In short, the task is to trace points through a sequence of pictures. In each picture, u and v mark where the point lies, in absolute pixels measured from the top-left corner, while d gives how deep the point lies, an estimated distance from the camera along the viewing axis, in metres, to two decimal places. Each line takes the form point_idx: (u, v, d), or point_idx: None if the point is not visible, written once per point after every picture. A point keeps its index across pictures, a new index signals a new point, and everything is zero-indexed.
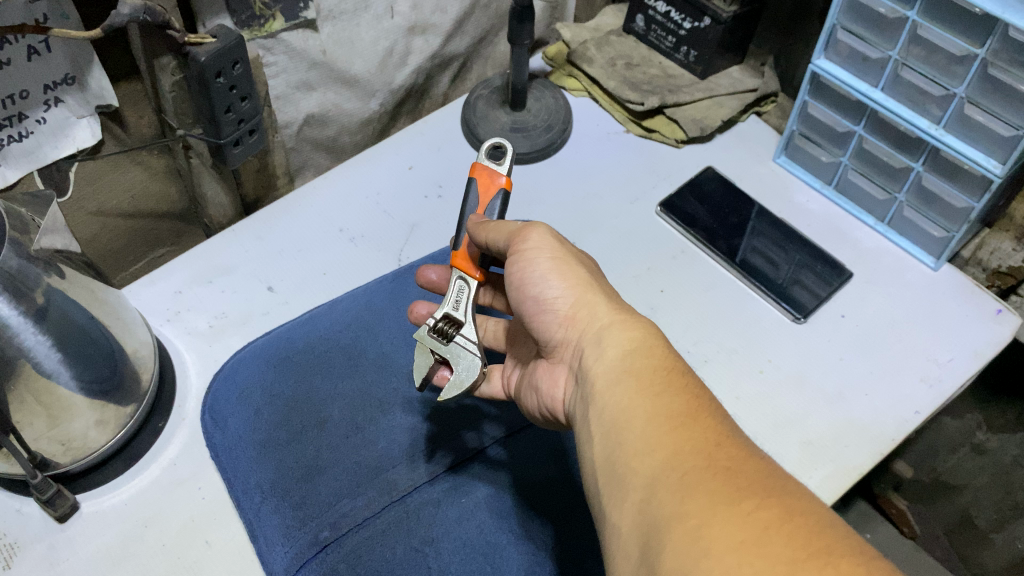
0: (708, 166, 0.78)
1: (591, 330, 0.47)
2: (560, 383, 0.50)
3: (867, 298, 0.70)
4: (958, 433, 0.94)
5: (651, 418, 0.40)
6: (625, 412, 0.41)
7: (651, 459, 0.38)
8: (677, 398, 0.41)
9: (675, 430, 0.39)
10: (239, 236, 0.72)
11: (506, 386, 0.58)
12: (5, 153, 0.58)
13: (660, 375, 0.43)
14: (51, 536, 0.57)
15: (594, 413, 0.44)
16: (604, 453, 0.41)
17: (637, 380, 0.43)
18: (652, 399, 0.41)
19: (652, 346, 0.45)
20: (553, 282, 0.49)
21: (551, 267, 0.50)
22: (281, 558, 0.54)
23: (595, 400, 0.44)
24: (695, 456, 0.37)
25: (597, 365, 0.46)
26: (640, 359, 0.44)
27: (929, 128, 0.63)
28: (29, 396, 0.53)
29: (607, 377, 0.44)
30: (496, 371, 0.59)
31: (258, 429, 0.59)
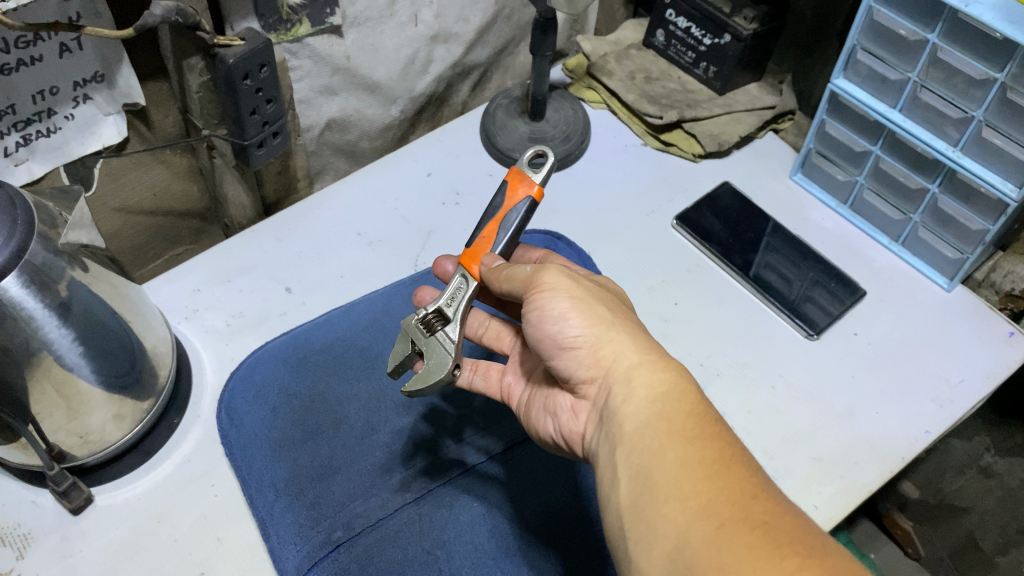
0: (725, 181, 0.78)
1: (617, 370, 0.47)
2: (581, 417, 0.50)
3: (880, 317, 0.70)
4: (965, 455, 0.97)
5: (682, 464, 0.41)
6: (654, 455, 0.42)
7: (684, 509, 0.39)
8: (708, 445, 0.42)
9: (708, 477, 0.40)
10: (259, 237, 0.72)
11: (504, 392, 0.58)
12: (33, 148, 0.59)
13: (690, 420, 0.43)
14: (64, 528, 0.58)
15: (619, 453, 0.44)
16: (630, 496, 0.42)
17: (666, 423, 0.43)
18: (683, 445, 0.42)
19: (680, 389, 0.45)
20: (573, 321, 0.48)
21: (569, 306, 0.48)
22: (294, 557, 0.54)
23: (622, 442, 0.44)
24: (730, 507, 0.39)
25: (622, 407, 0.45)
26: (667, 402, 0.44)
27: (946, 150, 0.64)
28: (50, 387, 0.54)
29: (634, 419, 0.45)
30: (494, 369, 0.59)
31: (274, 428, 0.59)
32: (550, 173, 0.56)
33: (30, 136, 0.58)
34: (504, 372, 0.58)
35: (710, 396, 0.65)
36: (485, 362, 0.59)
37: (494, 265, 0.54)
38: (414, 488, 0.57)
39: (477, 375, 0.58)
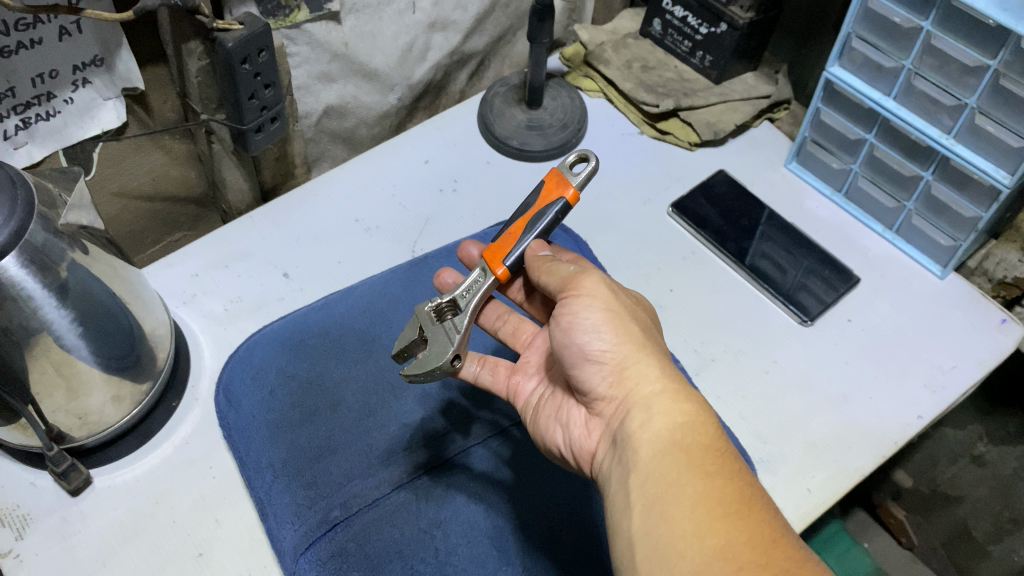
0: (720, 170, 0.79)
1: (638, 395, 0.47)
2: (593, 436, 0.51)
3: (873, 304, 0.71)
4: (958, 444, 0.97)
5: (699, 499, 0.41)
6: (671, 487, 0.42)
7: (701, 546, 0.39)
8: (727, 483, 0.42)
9: (727, 515, 0.40)
10: (258, 223, 0.73)
11: (511, 390, 0.58)
12: (32, 131, 0.60)
13: (710, 454, 0.43)
14: (63, 509, 0.59)
15: (634, 481, 0.44)
16: (644, 527, 0.42)
17: (686, 455, 0.43)
18: (701, 479, 0.42)
19: (699, 421, 0.45)
20: (603, 335, 0.49)
21: (603, 319, 0.49)
22: (291, 536, 0.54)
23: (636, 469, 0.44)
24: (749, 551, 0.39)
25: (639, 430, 0.46)
26: (688, 434, 0.45)
27: (939, 137, 0.64)
28: (50, 367, 0.54)
29: (651, 447, 0.45)
30: (502, 366, 0.58)
31: (272, 409, 0.60)
32: (589, 177, 0.54)
33: (29, 119, 0.59)
34: (513, 372, 0.58)
35: (705, 381, 0.66)
36: (493, 358, 0.59)
37: (541, 253, 0.54)
38: (411, 469, 0.57)
39: (483, 370, 0.58)
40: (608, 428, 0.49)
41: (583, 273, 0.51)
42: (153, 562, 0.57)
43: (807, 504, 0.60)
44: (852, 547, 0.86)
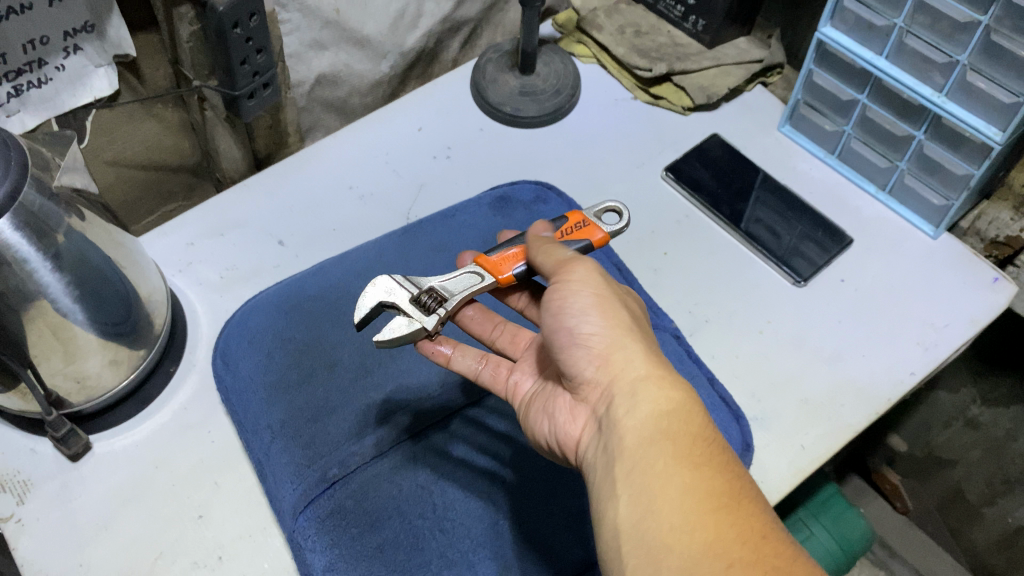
0: (714, 133, 0.79)
1: (623, 380, 0.46)
2: (578, 423, 0.49)
3: (866, 264, 0.71)
4: (952, 407, 0.96)
5: (688, 493, 0.41)
6: (659, 479, 0.41)
7: (692, 541, 0.39)
8: (715, 475, 0.42)
9: (717, 507, 0.40)
10: (252, 191, 0.73)
11: (509, 390, 0.56)
12: (24, 99, 0.59)
13: (698, 444, 0.43)
14: (64, 475, 0.59)
15: (620, 471, 0.43)
16: (632, 519, 0.41)
17: (674, 445, 0.43)
18: (689, 471, 0.42)
19: (687, 410, 0.44)
20: (591, 318, 0.48)
21: (590, 304, 0.48)
22: (291, 495, 0.55)
23: (622, 457, 0.44)
24: (740, 547, 0.38)
25: (625, 417, 0.45)
26: (675, 421, 0.44)
27: (931, 95, 0.65)
28: (46, 331, 0.55)
29: (637, 435, 0.44)
30: (503, 366, 0.57)
31: (269, 371, 0.60)
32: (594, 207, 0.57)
33: (21, 87, 0.59)
34: (513, 370, 0.57)
35: (700, 341, 0.66)
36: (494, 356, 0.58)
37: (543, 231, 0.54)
38: (409, 427, 0.58)
39: (485, 367, 0.57)
40: (594, 416, 0.48)
41: (575, 263, 0.50)
42: (153, 525, 0.57)
43: (800, 461, 0.60)
44: (847, 509, 0.85)
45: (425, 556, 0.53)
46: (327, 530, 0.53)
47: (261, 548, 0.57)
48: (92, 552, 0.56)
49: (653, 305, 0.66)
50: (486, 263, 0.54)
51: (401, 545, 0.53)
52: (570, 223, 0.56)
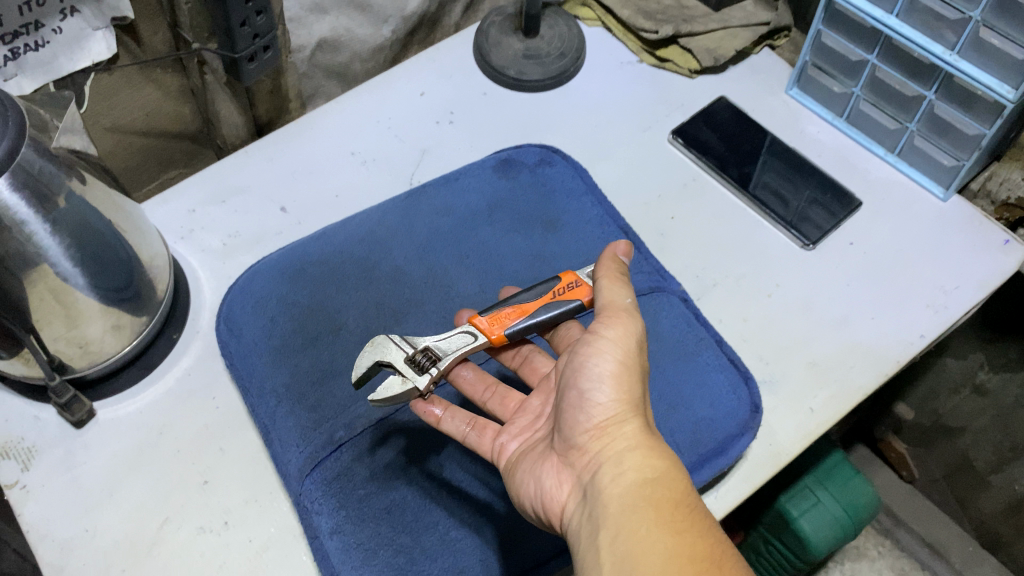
0: (721, 96, 0.77)
1: (613, 449, 0.47)
2: (564, 488, 0.49)
3: (876, 227, 0.70)
4: (959, 374, 0.95)
5: (671, 557, 0.41)
6: (642, 543, 0.42)
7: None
8: (697, 540, 0.42)
9: (694, 568, 0.40)
10: (254, 157, 0.72)
11: (494, 453, 0.53)
12: (21, 63, 0.58)
13: (680, 510, 0.43)
14: (68, 441, 0.59)
15: (603, 537, 0.43)
16: None
17: (656, 511, 0.43)
18: (672, 535, 0.42)
19: (672, 479, 0.45)
20: (606, 386, 0.48)
21: (609, 372, 0.48)
22: (297, 458, 0.55)
23: (608, 522, 0.44)
24: None
25: (614, 484, 0.45)
26: (658, 489, 0.44)
27: (942, 54, 0.63)
28: (48, 295, 0.54)
29: (621, 501, 0.44)
30: (489, 427, 0.54)
31: (274, 336, 0.59)
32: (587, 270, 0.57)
33: (18, 49, 0.57)
34: (500, 433, 0.54)
35: (707, 305, 0.65)
36: (482, 419, 0.54)
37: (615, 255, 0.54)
38: None
39: (472, 430, 0.54)
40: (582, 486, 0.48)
41: (621, 315, 0.50)
42: (159, 490, 0.57)
43: (809, 424, 0.60)
44: (854, 477, 0.85)
45: (433, 518, 0.53)
46: (334, 493, 0.53)
47: (268, 512, 0.56)
48: (98, 518, 0.56)
49: (661, 268, 0.65)
50: (480, 324, 0.53)
51: (409, 507, 0.53)
52: (562, 283, 0.55)
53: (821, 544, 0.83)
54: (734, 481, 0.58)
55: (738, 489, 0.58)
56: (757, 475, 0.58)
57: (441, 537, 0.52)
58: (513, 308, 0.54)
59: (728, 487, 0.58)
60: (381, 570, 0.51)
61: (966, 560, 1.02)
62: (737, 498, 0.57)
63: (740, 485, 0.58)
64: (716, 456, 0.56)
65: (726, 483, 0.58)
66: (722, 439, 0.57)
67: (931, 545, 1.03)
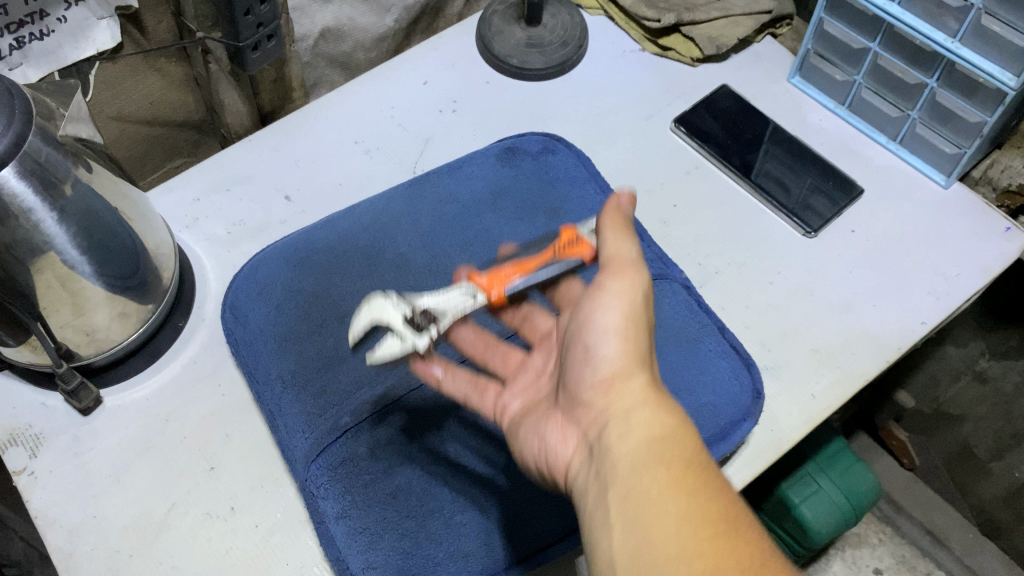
0: (723, 84, 0.78)
1: (619, 405, 0.45)
2: (569, 445, 0.48)
3: (878, 215, 0.70)
4: (960, 361, 0.95)
5: (683, 521, 0.39)
6: (654, 507, 0.40)
7: (688, 571, 0.38)
8: (712, 503, 0.40)
9: (710, 529, 0.39)
10: (257, 146, 0.72)
11: (497, 412, 0.54)
12: (27, 51, 0.59)
13: (692, 470, 0.41)
14: (75, 428, 0.59)
15: (612, 499, 0.42)
16: (627, 550, 0.40)
17: (668, 471, 0.41)
18: (685, 498, 0.40)
19: (682, 435, 0.43)
20: (611, 341, 0.47)
21: (614, 325, 0.47)
22: (303, 444, 0.55)
23: (616, 483, 0.42)
24: None
25: (620, 441, 0.44)
26: (669, 447, 0.42)
27: (944, 41, 0.64)
28: (56, 282, 0.54)
29: (630, 460, 0.43)
30: (489, 388, 0.55)
31: (279, 323, 0.60)
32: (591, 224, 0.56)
33: (23, 38, 0.58)
34: (501, 393, 0.54)
35: (709, 292, 0.66)
36: (483, 379, 0.55)
37: (619, 206, 0.52)
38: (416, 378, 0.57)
39: (472, 392, 0.54)
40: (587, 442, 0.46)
41: (627, 270, 0.49)
42: (166, 476, 0.57)
43: (810, 410, 0.60)
44: (856, 463, 0.86)
45: (438, 502, 0.53)
46: (339, 478, 0.54)
47: (274, 498, 0.57)
48: (106, 504, 0.56)
49: (664, 256, 0.65)
50: (480, 281, 0.53)
51: (414, 492, 0.53)
52: (563, 239, 0.55)
53: (822, 529, 0.84)
54: (736, 466, 0.58)
55: (740, 474, 0.58)
56: (759, 460, 0.59)
57: (446, 521, 0.52)
58: (515, 268, 0.53)
59: (730, 472, 0.58)
60: (387, 554, 0.52)
61: (966, 546, 1.03)
62: (739, 483, 0.58)
63: (742, 470, 0.58)
64: (717, 442, 0.57)
65: (729, 467, 0.58)
66: (724, 424, 0.57)
67: (932, 532, 1.04)
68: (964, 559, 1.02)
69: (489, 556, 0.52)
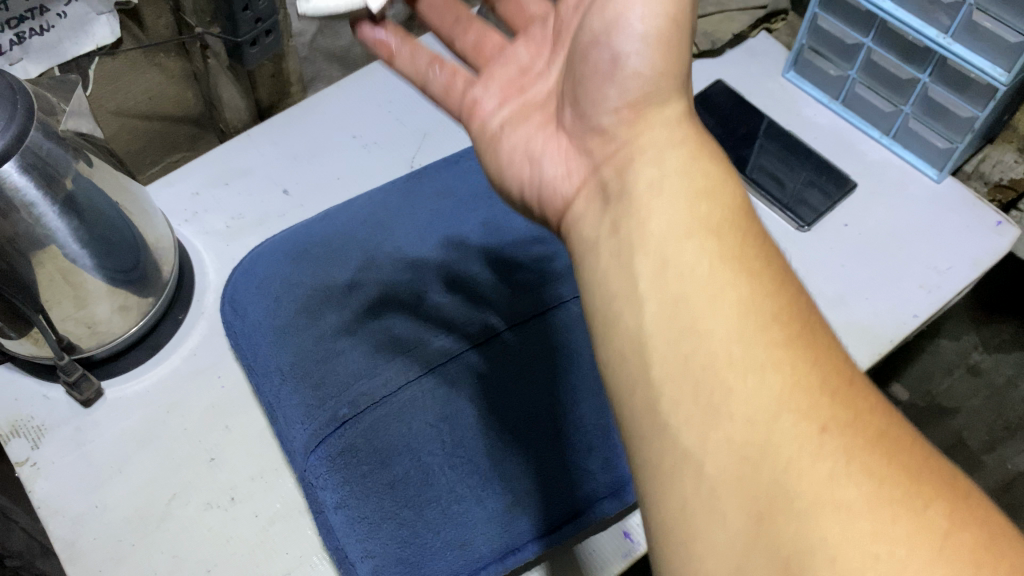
0: (718, 80, 0.78)
1: (648, 159, 0.43)
2: (574, 179, 0.47)
3: (871, 209, 0.71)
4: (954, 353, 0.98)
5: (743, 303, 0.35)
6: (706, 283, 0.36)
7: (742, 351, 0.34)
8: (773, 285, 0.36)
9: (774, 330, 0.34)
10: (256, 140, 0.73)
11: (465, 108, 0.53)
12: (27, 46, 0.59)
13: (746, 246, 0.37)
14: (77, 419, 0.60)
15: (641, 254, 0.39)
16: (663, 324, 0.36)
17: (717, 242, 0.37)
18: (742, 277, 0.36)
19: (727, 204, 0.40)
20: (640, 51, 0.44)
21: (651, 41, 0.44)
22: (302, 435, 0.56)
23: (646, 239, 0.39)
24: (809, 377, 0.33)
25: (647, 191, 0.41)
26: (716, 219, 0.39)
27: (936, 37, 0.64)
28: (57, 275, 0.55)
29: (666, 223, 0.39)
30: (459, 77, 0.53)
31: (278, 315, 0.60)
32: None
33: (23, 33, 0.58)
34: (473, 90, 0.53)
35: None
36: (451, 67, 0.54)
37: None
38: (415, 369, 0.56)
39: (439, 73, 0.53)
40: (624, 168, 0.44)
41: None
42: (167, 467, 0.58)
43: None
44: None
45: (435, 492, 0.53)
46: (338, 468, 0.54)
47: (274, 488, 0.58)
48: (108, 493, 0.57)
49: None
50: None
51: (412, 481, 0.53)
52: None
53: None
54: None
55: None
56: None
57: (443, 511, 0.53)
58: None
59: None
60: (385, 542, 0.52)
61: None
62: None
63: None
64: None
65: None
66: None
67: None
68: None
69: (485, 544, 0.52)
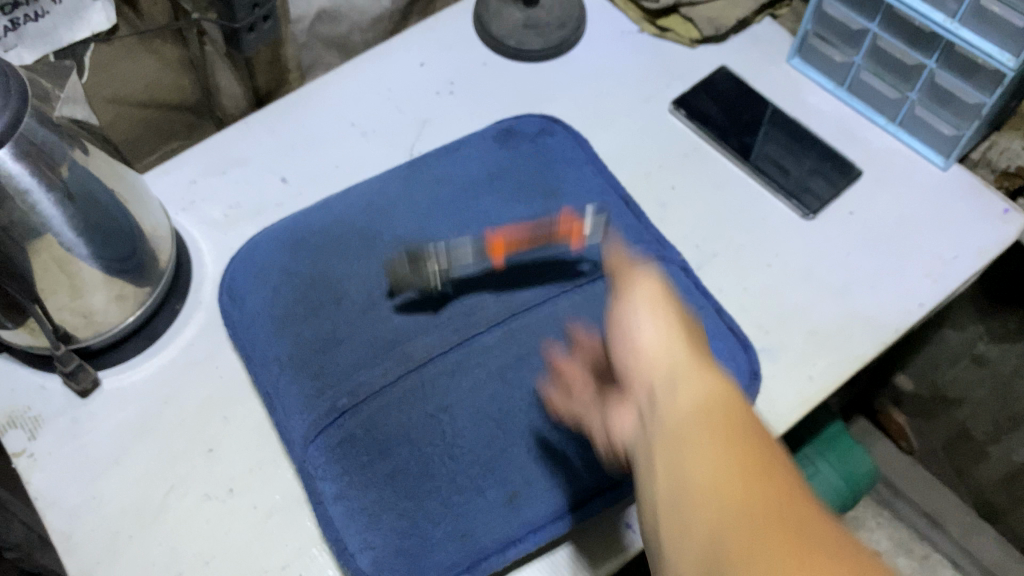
0: (721, 66, 0.77)
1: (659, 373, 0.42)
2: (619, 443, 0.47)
3: (876, 197, 0.70)
4: (959, 345, 0.95)
5: (719, 453, 0.35)
6: (693, 453, 0.36)
7: (716, 504, 0.33)
8: (750, 441, 0.35)
9: (733, 473, 0.34)
10: (254, 128, 0.72)
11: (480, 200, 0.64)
12: (21, 33, 0.58)
13: (727, 421, 0.37)
14: (74, 410, 0.59)
15: (654, 450, 0.38)
16: (667, 495, 0.36)
17: (706, 422, 0.37)
18: (717, 445, 0.36)
19: (724, 396, 0.38)
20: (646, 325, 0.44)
21: (642, 310, 0.45)
22: (300, 425, 0.55)
23: (657, 448, 0.38)
24: (749, 525, 0.32)
25: (662, 408, 0.40)
26: (714, 411, 0.37)
27: (943, 22, 0.63)
28: (53, 264, 0.54)
29: (672, 421, 0.39)
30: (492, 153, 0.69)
31: (277, 304, 0.60)
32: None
33: (18, 20, 0.57)
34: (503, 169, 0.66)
35: (707, 274, 0.66)
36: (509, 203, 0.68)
37: None
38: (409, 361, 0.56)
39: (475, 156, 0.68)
40: (620, 332, 0.46)
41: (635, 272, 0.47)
42: (165, 458, 0.58)
43: (807, 391, 0.61)
44: (853, 447, 0.86)
45: (435, 483, 0.53)
46: (337, 459, 0.54)
47: (272, 480, 0.57)
48: (105, 485, 0.57)
49: (661, 239, 0.64)
50: None
51: (411, 472, 0.53)
52: None
53: None
54: None
55: None
56: None
57: (444, 502, 0.52)
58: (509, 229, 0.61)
59: None
60: (385, 534, 0.52)
61: (965, 529, 1.05)
62: None
63: None
64: None
65: None
66: None
67: (930, 515, 1.08)
68: (961, 541, 1.05)
69: (486, 535, 0.52)
